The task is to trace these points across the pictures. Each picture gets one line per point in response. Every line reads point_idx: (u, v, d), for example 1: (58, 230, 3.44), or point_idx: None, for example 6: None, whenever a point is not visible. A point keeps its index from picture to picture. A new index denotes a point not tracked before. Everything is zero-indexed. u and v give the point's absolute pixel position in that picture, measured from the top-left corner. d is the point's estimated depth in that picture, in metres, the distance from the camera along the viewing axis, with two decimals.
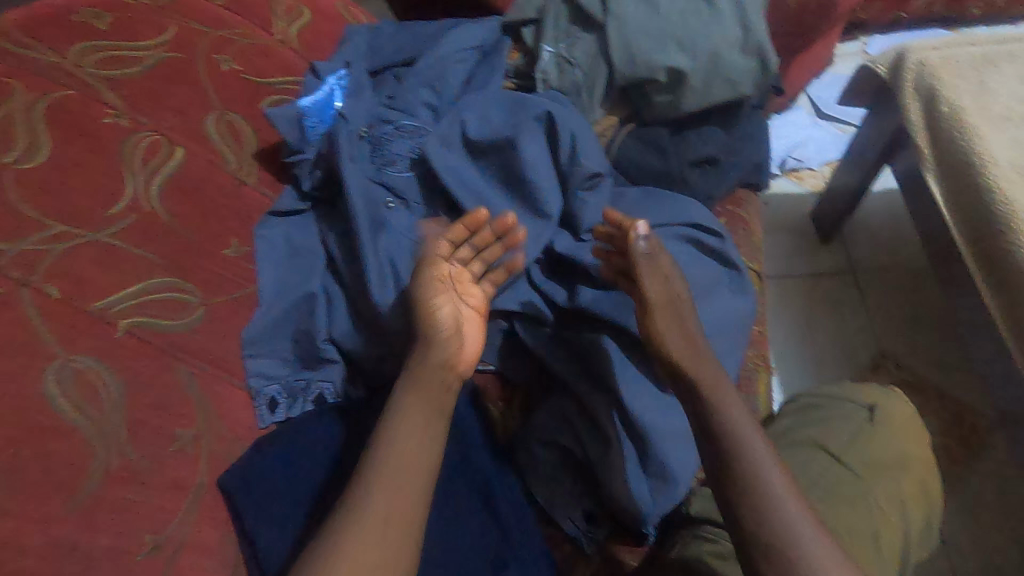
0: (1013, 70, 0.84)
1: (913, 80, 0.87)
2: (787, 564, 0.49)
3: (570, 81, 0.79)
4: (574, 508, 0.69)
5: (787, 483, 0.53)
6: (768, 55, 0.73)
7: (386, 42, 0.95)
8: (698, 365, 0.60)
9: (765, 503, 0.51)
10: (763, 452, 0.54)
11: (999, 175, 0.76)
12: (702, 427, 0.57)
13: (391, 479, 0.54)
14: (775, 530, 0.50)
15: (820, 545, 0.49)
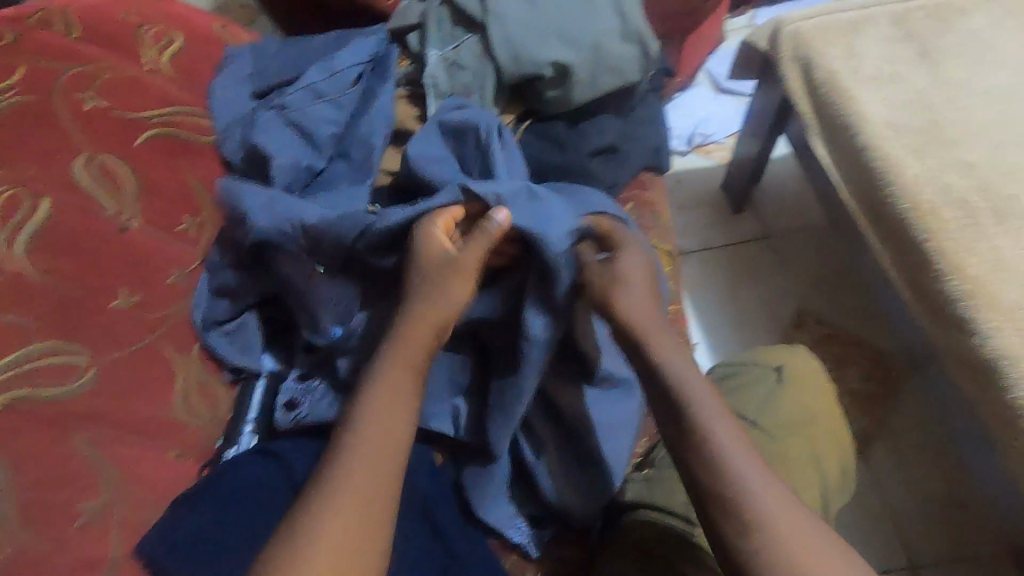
0: (877, 32, 0.88)
1: (789, 50, 0.91)
2: (737, 511, 0.52)
3: (461, 84, 0.77)
4: (518, 514, 0.69)
5: (732, 428, 0.56)
6: (649, 40, 0.74)
7: (273, 62, 0.91)
8: (643, 309, 0.62)
9: (711, 448, 0.55)
10: (709, 398, 0.57)
11: (874, 133, 0.81)
12: (650, 379, 0.60)
13: (360, 467, 0.52)
14: (725, 483, 0.53)
15: (764, 483, 0.53)
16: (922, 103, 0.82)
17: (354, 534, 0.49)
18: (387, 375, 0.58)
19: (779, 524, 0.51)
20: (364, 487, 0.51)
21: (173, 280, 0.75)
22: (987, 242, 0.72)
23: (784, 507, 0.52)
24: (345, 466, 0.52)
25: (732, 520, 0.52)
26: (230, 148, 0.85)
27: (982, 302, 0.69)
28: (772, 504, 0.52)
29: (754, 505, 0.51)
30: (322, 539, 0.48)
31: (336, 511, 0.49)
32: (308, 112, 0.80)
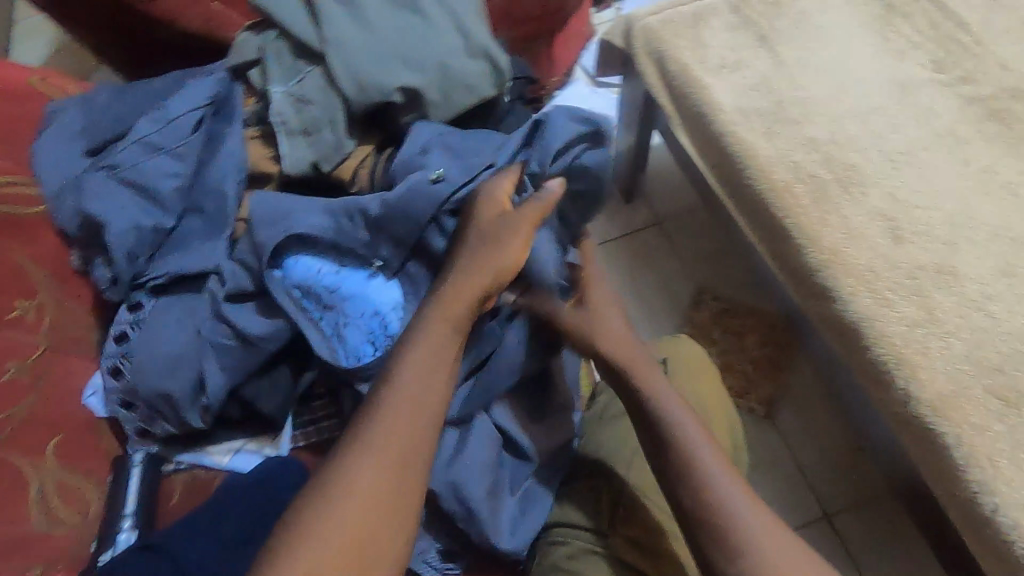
0: (719, 22, 0.92)
1: (643, 47, 0.94)
2: (718, 529, 0.55)
3: (310, 119, 0.73)
4: (428, 548, 0.66)
5: (719, 459, 0.59)
6: (495, 53, 0.72)
7: (94, 106, 0.79)
8: (630, 348, 0.66)
9: (704, 481, 0.57)
10: (703, 434, 0.60)
11: (727, 119, 0.84)
12: (645, 419, 0.63)
13: (391, 425, 0.53)
14: (704, 500, 0.56)
15: (755, 516, 0.55)
16: (766, 86, 0.86)
17: (369, 499, 0.49)
18: (427, 329, 0.58)
19: (769, 551, 0.53)
20: (379, 491, 0.50)
21: (13, 376, 0.64)
22: (836, 212, 0.76)
23: (762, 519, 0.55)
24: (368, 434, 0.52)
25: (728, 549, 0.54)
26: (62, 216, 0.73)
27: (839, 271, 0.73)
28: (762, 535, 0.54)
29: (747, 536, 0.54)
30: (339, 510, 0.49)
31: (351, 492, 0.49)
32: (145, 168, 0.73)
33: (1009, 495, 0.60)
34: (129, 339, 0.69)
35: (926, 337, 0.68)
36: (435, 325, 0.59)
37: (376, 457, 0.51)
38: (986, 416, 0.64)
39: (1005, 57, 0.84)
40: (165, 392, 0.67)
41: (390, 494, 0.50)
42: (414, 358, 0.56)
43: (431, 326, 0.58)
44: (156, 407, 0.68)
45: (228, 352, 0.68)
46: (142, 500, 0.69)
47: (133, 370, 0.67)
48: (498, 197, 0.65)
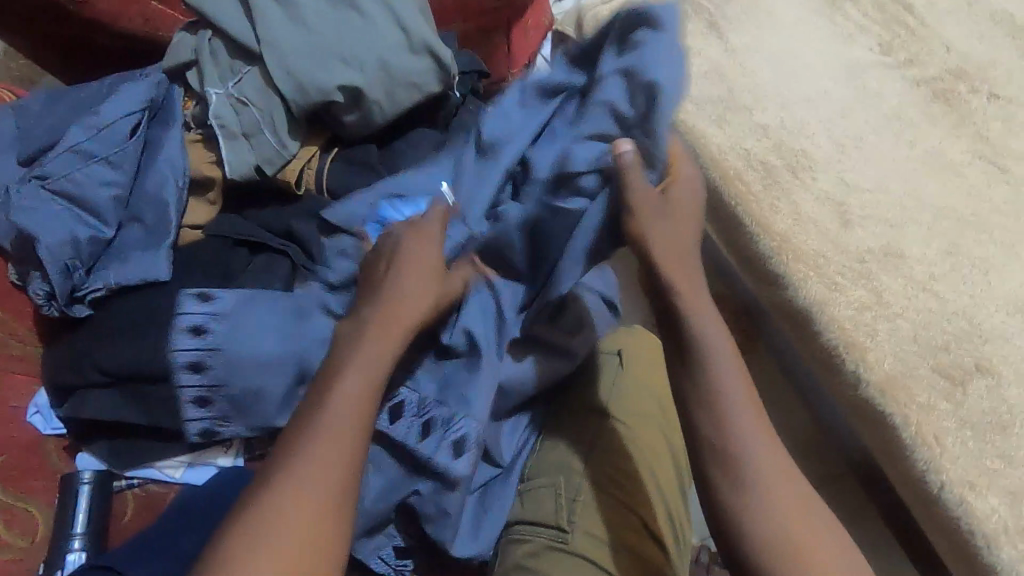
0: None
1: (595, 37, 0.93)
2: (734, 464, 0.51)
3: (250, 122, 0.71)
4: (383, 541, 0.65)
5: (744, 391, 0.54)
6: (438, 48, 0.71)
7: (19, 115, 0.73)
8: (674, 258, 0.58)
9: (721, 412, 0.53)
10: (734, 363, 0.55)
11: (680, 109, 0.84)
12: (673, 340, 0.56)
13: (316, 455, 0.48)
14: (723, 434, 0.52)
15: (768, 454, 0.51)
16: (717, 74, 0.86)
17: (291, 532, 0.45)
18: (364, 346, 0.54)
19: (775, 492, 0.50)
20: (324, 472, 0.47)
21: None
22: (786, 199, 0.77)
23: (776, 459, 0.51)
24: (298, 462, 0.48)
25: (732, 483, 0.51)
26: None
27: (790, 257, 0.73)
28: (772, 476, 0.50)
29: (752, 473, 0.50)
30: (254, 546, 0.44)
31: (274, 525, 0.45)
32: (83, 178, 0.70)
33: (954, 471, 0.61)
34: (211, 330, 0.66)
35: (875, 319, 0.69)
36: (368, 350, 0.54)
37: (300, 489, 0.46)
38: (931, 394, 0.65)
39: (951, 38, 0.85)
40: (259, 388, 0.66)
41: (337, 475, 0.48)
42: (347, 380, 0.52)
43: (362, 348, 0.54)
44: (240, 408, 0.67)
45: (318, 346, 0.67)
46: (94, 521, 0.65)
47: (224, 364, 0.65)
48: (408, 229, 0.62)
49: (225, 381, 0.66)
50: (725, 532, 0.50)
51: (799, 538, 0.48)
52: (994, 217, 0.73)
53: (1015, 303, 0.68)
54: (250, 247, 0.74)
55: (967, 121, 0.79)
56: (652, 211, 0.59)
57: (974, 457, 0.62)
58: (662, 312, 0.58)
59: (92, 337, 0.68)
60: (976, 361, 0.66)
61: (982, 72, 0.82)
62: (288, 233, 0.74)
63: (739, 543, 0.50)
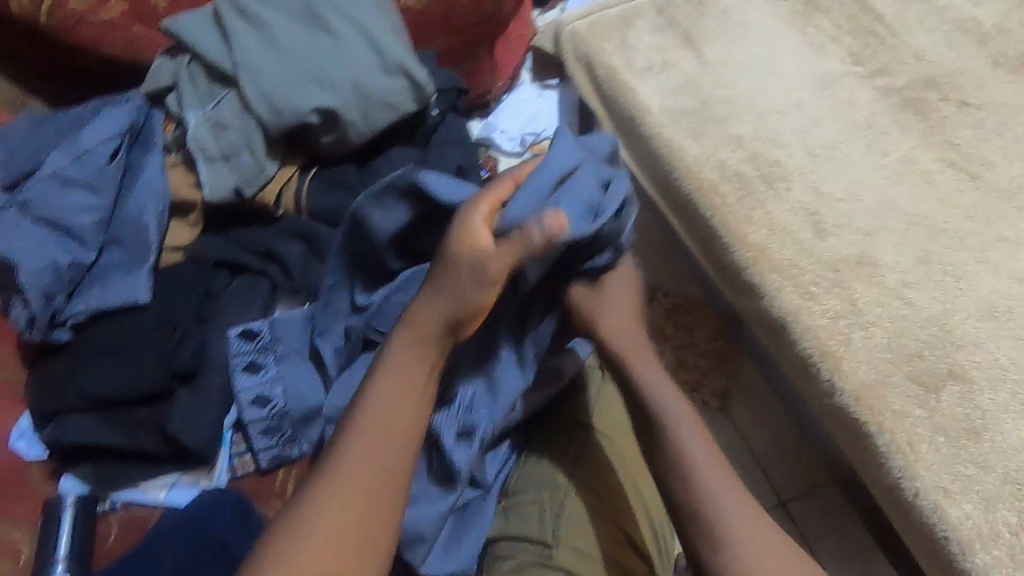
0: (646, 23, 0.93)
1: (571, 52, 0.94)
2: (700, 522, 0.54)
3: (227, 144, 0.72)
4: None
5: (709, 453, 0.58)
6: (411, 67, 0.71)
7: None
8: (624, 342, 0.63)
9: (689, 476, 0.56)
10: (694, 430, 0.59)
11: (655, 121, 0.85)
12: (638, 414, 0.61)
13: (354, 465, 0.49)
14: (690, 494, 0.56)
15: (742, 514, 0.54)
16: (692, 86, 0.87)
17: (331, 541, 0.46)
18: (396, 351, 0.53)
19: (754, 552, 0.52)
20: (362, 482, 0.48)
21: None
22: (761, 208, 0.77)
23: (748, 510, 0.54)
24: (335, 472, 0.49)
25: (709, 544, 0.53)
26: None
27: (764, 267, 0.74)
28: (748, 534, 0.53)
29: (730, 532, 0.53)
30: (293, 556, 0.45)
31: (311, 537, 0.46)
32: (62, 202, 0.70)
33: (928, 478, 0.62)
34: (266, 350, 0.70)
35: (849, 328, 0.69)
36: (400, 354, 0.53)
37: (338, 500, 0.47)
38: (905, 401, 0.65)
39: (920, 46, 0.86)
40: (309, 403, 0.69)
41: (373, 485, 0.48)
42: (384, 386, 0.52)
43: (396, 356, 0.53)
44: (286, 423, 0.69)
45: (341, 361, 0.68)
46: (74, 545, 0.64)
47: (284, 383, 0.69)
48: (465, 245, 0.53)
49: (284, 405, 0.69)
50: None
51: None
52: (967, 224, 0.74)
53: (988, 308, 0.69)
54: (234, 270, 0.74)
55: (937, 129, 0.80)
56: (618, 304, 0.64)
57: (947, 465, 0.62)
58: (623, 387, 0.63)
59: (73, 360, 0.69)
60: (949, 367, 0.66)
61: (952, 80, 0.83)
62: (269, 254, 0.75)
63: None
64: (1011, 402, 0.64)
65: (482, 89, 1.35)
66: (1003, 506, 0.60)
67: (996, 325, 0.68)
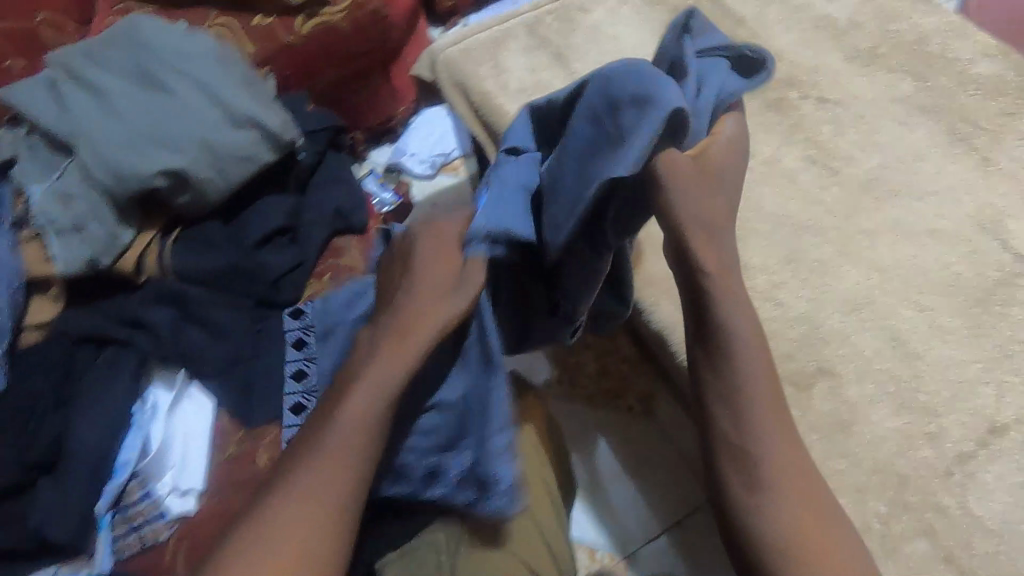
0: (519, 45, 0.94)
1: (447, 79, 0.94)
2: (747, 463, 0.51)
3: (77, 215, 0.68)
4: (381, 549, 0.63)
5: (766, 388, 0.52)
6: (261, 119, 0.70)
7: None
8: (705, 237, 0.53)
9: (740, 405, 0.52)
10: (755, 357, 0.53)
11: None
12: (698, 328, 0.54)
13: (316, 479, 0.46)
14: (732, 433, 0.52)
15: (784, 454, 0.51)
16: None
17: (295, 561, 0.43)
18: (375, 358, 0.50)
19: (789, 494, 0.50)
20: (311, 510, 0.45)
21: None
22: None
23: (789, 453, 0.51)
24: (301, 484, 0.46)
25: (748, 483, 0.50)
26: None
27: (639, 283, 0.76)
28: (784, 472, 0.50)
29: (770, 472, 0.50)
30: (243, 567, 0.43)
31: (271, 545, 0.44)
32: None
33: None
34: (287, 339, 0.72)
35: None
36: (372, 373, 0.49)
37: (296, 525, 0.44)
38: None
39: (780, 46, 0.89)
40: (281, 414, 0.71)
41: (331, 502, 0.45)
42: (357, 401, 0.48)
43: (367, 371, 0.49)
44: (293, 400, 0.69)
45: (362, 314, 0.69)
46: None
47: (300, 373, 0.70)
48: (435, 256, 0.52)
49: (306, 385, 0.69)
50: (732, 528, 0.51)
51: (809, 534, 0.48)
52: (830, 219, 0.76)
53: (851, 302, 0.71)
54: (99, 343, 0.71)
55: (799, 127, 0.83)
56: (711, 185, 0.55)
57: (820, 461, 0.64)
58: (689, 294, 0.54)
59: None
60: (818, 365, 0.68)
61: (810, 78, 0.86)
62: (138, 322, 0.72)
63: (750, 541, 0.50)
64: (874, 392, 0.66)
65: (385, 113, 1.39)
66: (871, 498, 0.62)
67: (859, 317, 0.70)
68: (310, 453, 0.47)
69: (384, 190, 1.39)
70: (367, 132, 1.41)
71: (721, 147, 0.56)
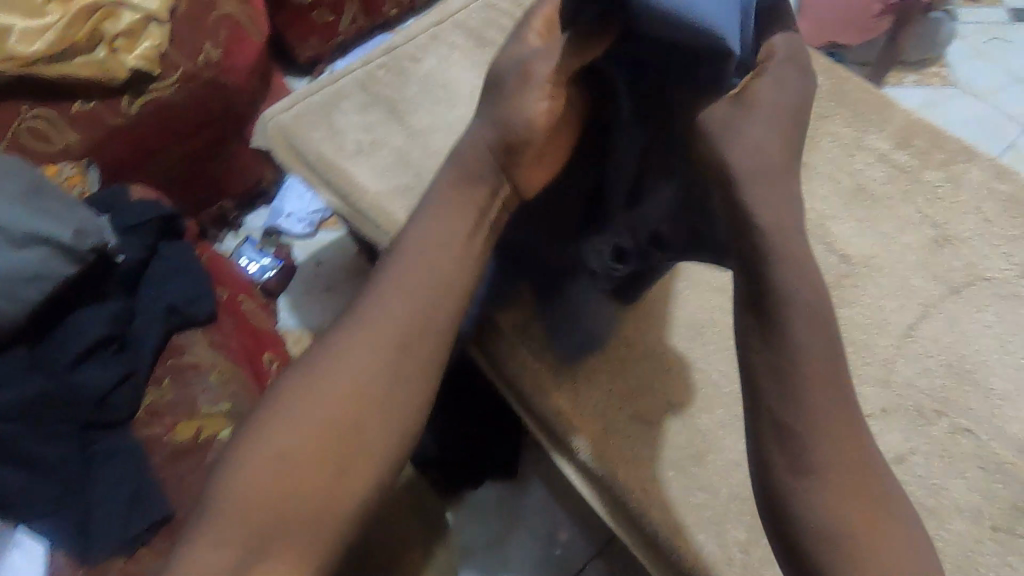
0: (351, 104, 0.91)
1: (280, 146, 0.90)
2: (796, 441, 0.49)
3: None
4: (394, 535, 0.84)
5: (816, 368, 0.51)
6: (54, 232, 0.68)
7: None
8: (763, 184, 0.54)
9: (793, 377, 0.51)
10: (811, 321, 0.52)
11: (370, 205, 0.84)
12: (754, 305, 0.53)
13: (366, 335, 0.53)
14: (786, 419, 0.50)
15: (836, 450, 0.49)
16: (403, 162, 0.86)
17: (323, 411, 0.51)
18: (446, 196, 0.59)
19: (832, 484, 0.48)
20: (359, 365, 0.52)
21: None
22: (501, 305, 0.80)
23: (833, 447, 0.49)
24: (356, 341, 0.53)
25: (793, 465, 0.49)
26: None
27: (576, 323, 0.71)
28: (837, 463, 0.49)
29: (821, 457, 0.49)
30: (291, 410, 0.51)
31: (316, 389, 0.51)
32: None
33: (665, 518, 0.63)
34: None
35: (576, 381, 0.69)
36: (446, 208, 0.58)
37: (350, 366, 0.52)
38: (638, 445, 0.66)
39: None
40: None
41: (377, 360, 0.52)
42: (425, 237, 0.57)
43: (438, 212, 0.58)
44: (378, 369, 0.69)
45: None
46: None
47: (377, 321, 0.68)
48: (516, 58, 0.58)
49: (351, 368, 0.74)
50: (780, 503, 0.50)
51: (857, 516, 0.48)
52: None
53: (694, 327, 0.72)
54: None
55: None
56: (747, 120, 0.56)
57: (680, 498, 0.64)
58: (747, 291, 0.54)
59: None
60: (669, 400, 0.68)
61: None
62: None
63: (793, 528, 0.49)
64: (723, 417, 0.67)
65: (253, 177, 1.34)
66: (730, 525, 0.62)
67: (702, 342, 0.71)
68: (367, 317, 0.54)
69: (263, 255, 1.31)
70: (237, 198, 1.34)
71: (759, 86, 0.58)
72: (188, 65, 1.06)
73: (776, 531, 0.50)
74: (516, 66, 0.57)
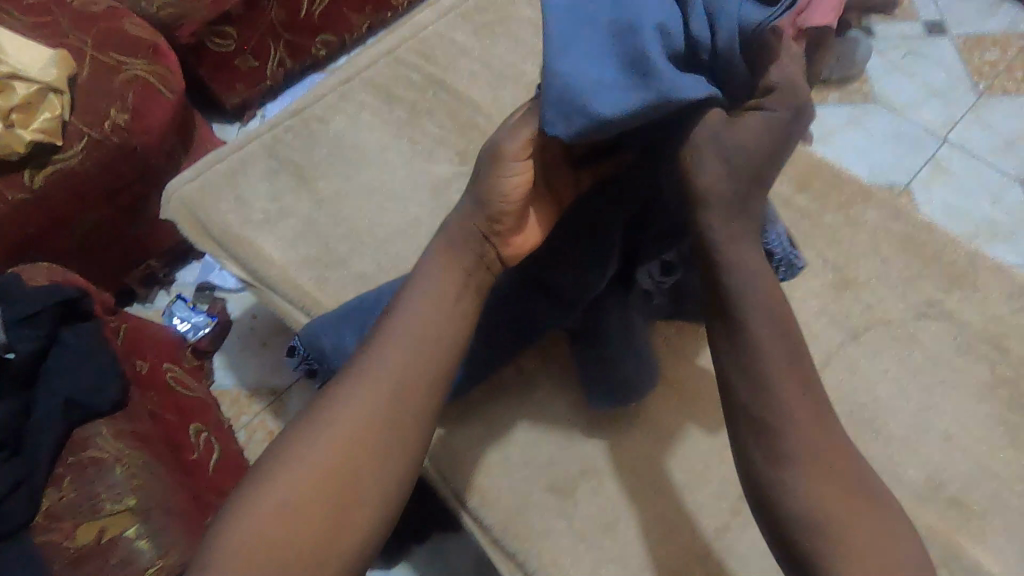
0: (259, 171, 0.89)
1: (186, 218, 0.87)
2: (771, 429, 0.48)
3: None
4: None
5: (784, 362, 0.49)
6: None
7: None
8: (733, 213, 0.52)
9: (761, 371, 0.49)
10: (774, 325, 0.50)
11: (277, 276, 0.82)
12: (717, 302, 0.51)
13: (358, 400, 0.52)
14: (763, 409, 0.48)
15: (806, 434, 0.48)
16: (311, 231, 0.85)
17: (310, 485, 0.50)
18: (437, 263, 0.58)
19: (809, 467, 0.47)
20: (350, 427, 0.51)
21: None
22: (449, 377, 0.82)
23: (809, 426, 0.48)
24: (353, 400, 0.53)
25: (768, 456, 0.48)
26: None
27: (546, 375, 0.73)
28: (808, 450, 0.47)
29: (796, 450, 0.47)
30: (278, 484, 0.50)
31: (306, 460, 0.51)
32: None
33: None
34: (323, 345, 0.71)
35: (483, 450, 0.69)
36: (434, 271, 0.58)
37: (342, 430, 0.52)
38: (549, 516, 0.66)
39: None
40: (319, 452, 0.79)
41: (370, 416, 0.52)
42: (421, 295, 0.57)
43: (435, 272, 0.58)
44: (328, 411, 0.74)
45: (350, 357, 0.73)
46: None
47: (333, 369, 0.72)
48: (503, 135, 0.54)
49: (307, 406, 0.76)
50: (765, 502, 0.48)
51: (835, 496, 0.46)
52: None
53: None
54: None
55: None
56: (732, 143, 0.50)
57: (591, 567, 0.64)
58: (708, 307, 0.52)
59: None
60: (580, 467, 0.68)
61: None
62: None
63: (771, 513, 0.48)
64: (640, 480, 0.68)
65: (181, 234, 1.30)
66: None
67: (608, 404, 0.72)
68: (363, 373, 0.54)
69: (195, 313, 1.26)
70: (164, 256, 1.31)
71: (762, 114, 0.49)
72: (94, 132, 1.03)
73: (758, 509, 0.49)
74: (492, 143, 0.54)
